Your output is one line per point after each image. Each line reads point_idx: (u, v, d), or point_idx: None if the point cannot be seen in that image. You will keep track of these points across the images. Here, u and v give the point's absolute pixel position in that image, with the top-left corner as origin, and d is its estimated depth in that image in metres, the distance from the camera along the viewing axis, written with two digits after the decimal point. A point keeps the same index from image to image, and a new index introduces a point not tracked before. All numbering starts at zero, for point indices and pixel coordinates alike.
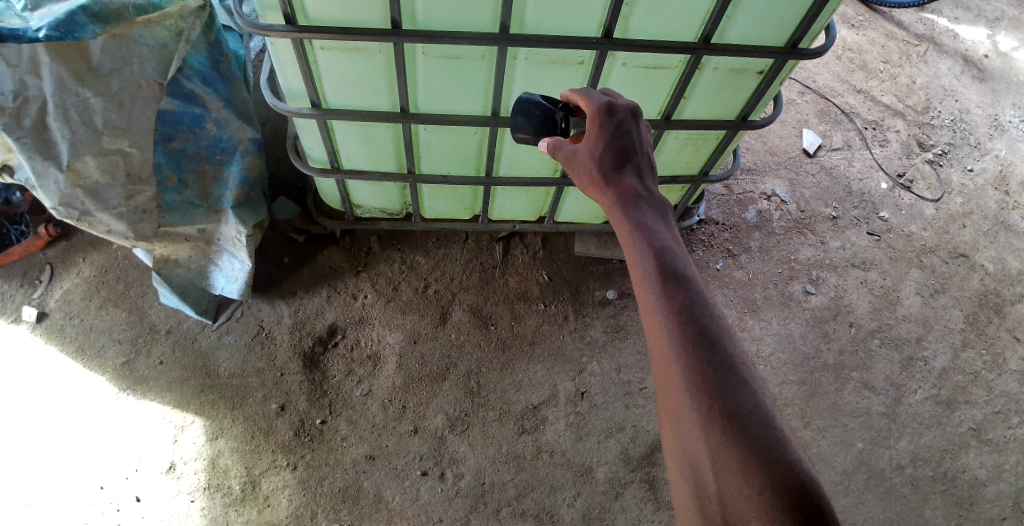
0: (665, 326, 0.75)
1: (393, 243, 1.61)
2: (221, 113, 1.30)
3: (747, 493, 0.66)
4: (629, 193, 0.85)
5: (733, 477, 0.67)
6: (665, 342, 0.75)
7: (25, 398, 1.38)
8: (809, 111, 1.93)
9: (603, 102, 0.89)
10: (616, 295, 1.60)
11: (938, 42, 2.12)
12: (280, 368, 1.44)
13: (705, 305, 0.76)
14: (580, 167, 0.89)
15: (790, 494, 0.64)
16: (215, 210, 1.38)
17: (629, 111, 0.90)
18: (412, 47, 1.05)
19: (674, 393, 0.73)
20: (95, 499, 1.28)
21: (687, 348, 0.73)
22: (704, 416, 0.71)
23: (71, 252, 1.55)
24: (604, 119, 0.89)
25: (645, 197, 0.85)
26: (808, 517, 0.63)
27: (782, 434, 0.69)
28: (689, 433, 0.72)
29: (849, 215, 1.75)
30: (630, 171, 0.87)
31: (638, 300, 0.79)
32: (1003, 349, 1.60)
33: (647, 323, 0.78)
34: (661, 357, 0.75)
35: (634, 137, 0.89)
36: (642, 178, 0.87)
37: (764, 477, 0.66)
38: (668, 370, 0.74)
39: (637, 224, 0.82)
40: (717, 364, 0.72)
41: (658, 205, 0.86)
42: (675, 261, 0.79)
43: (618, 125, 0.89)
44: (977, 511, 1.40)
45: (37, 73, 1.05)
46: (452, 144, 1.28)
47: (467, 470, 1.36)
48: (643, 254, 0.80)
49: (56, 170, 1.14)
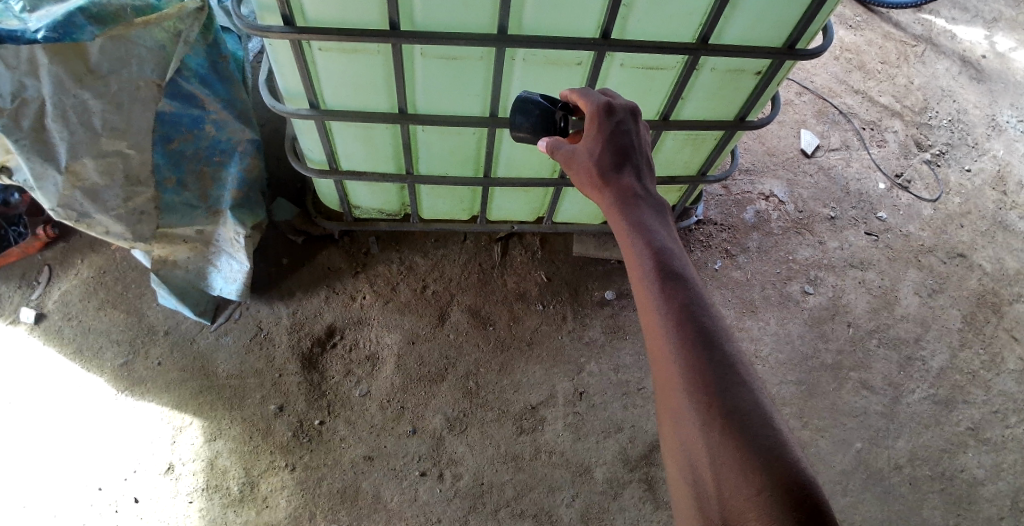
0: (665, 325, 0.75)
1: (392, 243, 1.62)
2: (220, 114, 1.30)
3: (747, 492, 0.66)
4: (628, 192, 0.85)
5: (734, 477, 0.67)
6: (665, 340, 0.75)
7: (23, 399, 1.38)
8: (807, 112, 1.93)
9: (603, 101, 0.90)
10: (614, 295, 1.60)
11: (936, 42, 2.12)
12: (279, 368, 1.44)
13: (704, 304, 0.76)
14: (580, 166, 0.89)
15: (791, 493, 0.65)
16: (214, 211, 1.38)
17: (628, 111, 0.90)
18: (410, 48, 1.05)
19: (673, 392, 0.73)
20: (93, 500, 1.28)
21: (687, 346, 0.73)
22: (704, 415, 0.71)
23: (70, 253, 1.55)
24: (604, 118, 0.89)
25: (644, 197, 0.86)
26: (808, 517, 0.63)
27: (781, 434, 0.69)
28: (689, 432, 0.72)
29: (847, 215, 1.76)
30: (629, 171, 0.87)
31: (638, 298, 0.79)
32: (1001, 349, 1.60)
33: (646, 322, 0.78)
34: (660, 356, 0.75)
35: (633, 136, 0.89)
36: (641, 178, 0.88)
37: (764, 475, 0.66)
38: (668, 370, 0.74)
39: (636, 223, 0.83)
40: (716, 363, 0.73)
41: (657, 204, 0.86)
42: (675, 261, 0.79)
43: (618, 124, 0.89)
44: (975, 510, 1.40)
45: (35, 75, 1.05)
46: (450, 144, 1.28)
47: (465, 470, 1.36)
48: (643, 253, 0.80)
49: (54, 171, 1.15)
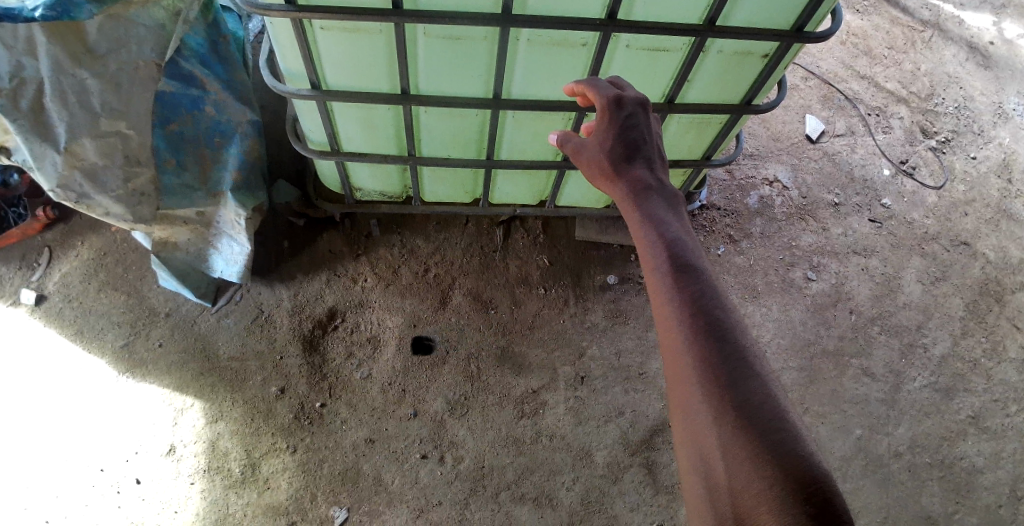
0: (676, 317, 0.76)
1: (393, 227, 1.61)
2: (219, 96, 1.28)
3: (757, 485, 0.65)
4: (639, 184, 0.87)
5: (743, 472, 0.67)
6: (676, 333, 0.75)
7: (24, 380, 1.38)
8: (812, 97, 1.91)
9: (612, 93, 0.90)
10: (616, 279, 1.59)
11: (943, 28, 2.10)
12: (280, 351, 1.43)
13: (716, 296, 0.77)
14: (590, 160, 0.92)
15: (801, 488, 0.64)
16: (214, 194, 1.36)
17: (638, 103, 0.91)
18: (413, 27, 1.03)
19: (684, 384, 0.74)
20: (95, 481, 1.29)
21: (697, 339, 0.74)
22: (714, 408, 0.71)
23: (70, 234, 1.55)
24: (614, 110, 0.89)
25: (656, 188, 0.88)
26: (820, 513, 0.62)
27: (793, 428, 0.68)
28: (700, 425, 0.72)
29: (851, 202, 1.75)
30: (641, 162, 0.89)
31: (650, 291, 0.81)
32: (1003, 337, 1.60)
33: (658, 315, 0.79)
34: (672, 349, 0.76)
35: (645, 129, 0.91)
36: (653, 170, 0.90)
37: (776, 469, 0.65)
38: (679, 363, 0.75)
39: (648, 215, 0.85)
40: (727, 355, 0.73)
41: (668, 195, 0.88)
42: (686, 253, 0.80)
43: (627, 117, 0.89)
44: (973, 498, 1.41)
45: (33, 54, 1.04)
46: (452, 126, 1.27)
47: (466, 453, 1.36)
48: (655, 245, 0.82)
49: (53, 152, 1.13)
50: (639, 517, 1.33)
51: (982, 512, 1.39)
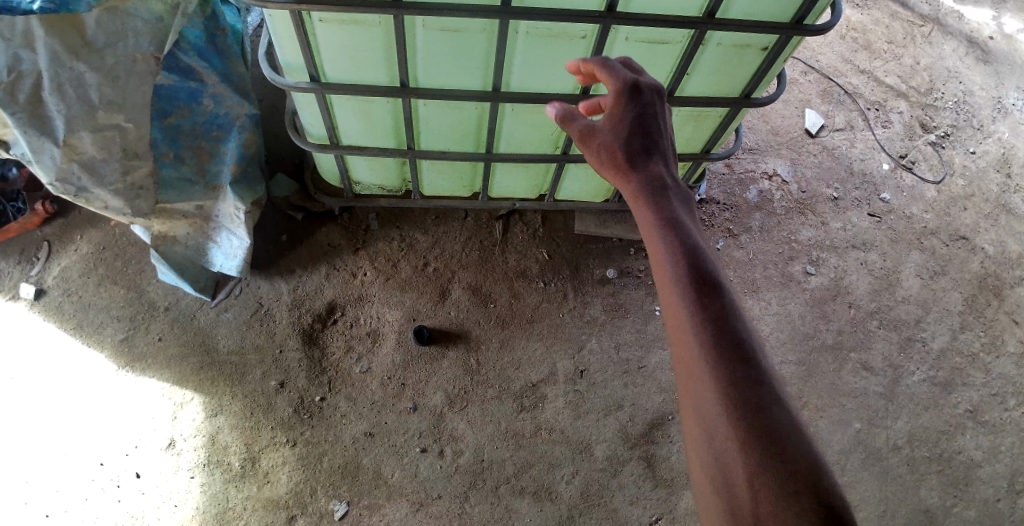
0: (693, 319, 0.75)
1: (392, 220, 1.61)
2: (217, 88, 1.26)
3: (771, 487, 0.66)
4: (655, 179, 0.85)
5: (760, 476, 0.67)
6: (691, 334, 0.75)
7: (24, 374, 1.38)
8: (812, 91, 1.91)
9: (629, 77, 0.86)
10: (616, 273, 1.59)
11: (943, 23, 2.09)
12: (279, 344, 1.43)
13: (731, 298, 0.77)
14: (603, 148, 0.87)
15: (815, 491, 0.65)
16: (213, 187, 1.36)
17: (655, 91, 0.87)
18: (411, 19, 1.03)
19: (699, 386, 0.73)
20: (95, 475, 1.29)
21: (710, 339, 0.74)
22: (732, 412, 0.70)
23: (68, 229, 1.54)
24: (631, 97, 0.85)
25: (671, 185, 0.85)
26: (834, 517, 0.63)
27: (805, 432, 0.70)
28: (712, 425, 0.72)
29: (850, 196, 1.75)
30: (656, 155, 0.86)
31: (663, 291, 0.79)
32: (1001, 331, 1.60)
33: (670, 315, 0.78)
34: (687, 350, 0.75)
35: (661, 118, 0.87)
36: (667, 164, 0.87)
37: (791, 473, 0.66)
38: (694, 366, 0.74)
39: (663, 212, 0.83)
40: (741, 358, 0.73)
41: (682, 192, 0.86)
42: (702, 253, 0.79)
43: (644, 105, 0.86)
44: (971, 491, 1.41)
45: (30, 47, 1.04)
46: (451, 119, 1.27)
47: (466, 447, 1.36)
48: (670, 245, 0.80)
49: (51, 145, 1.13)
50: (637, 511, 1.34)
51: (980, 506, 1.40)
